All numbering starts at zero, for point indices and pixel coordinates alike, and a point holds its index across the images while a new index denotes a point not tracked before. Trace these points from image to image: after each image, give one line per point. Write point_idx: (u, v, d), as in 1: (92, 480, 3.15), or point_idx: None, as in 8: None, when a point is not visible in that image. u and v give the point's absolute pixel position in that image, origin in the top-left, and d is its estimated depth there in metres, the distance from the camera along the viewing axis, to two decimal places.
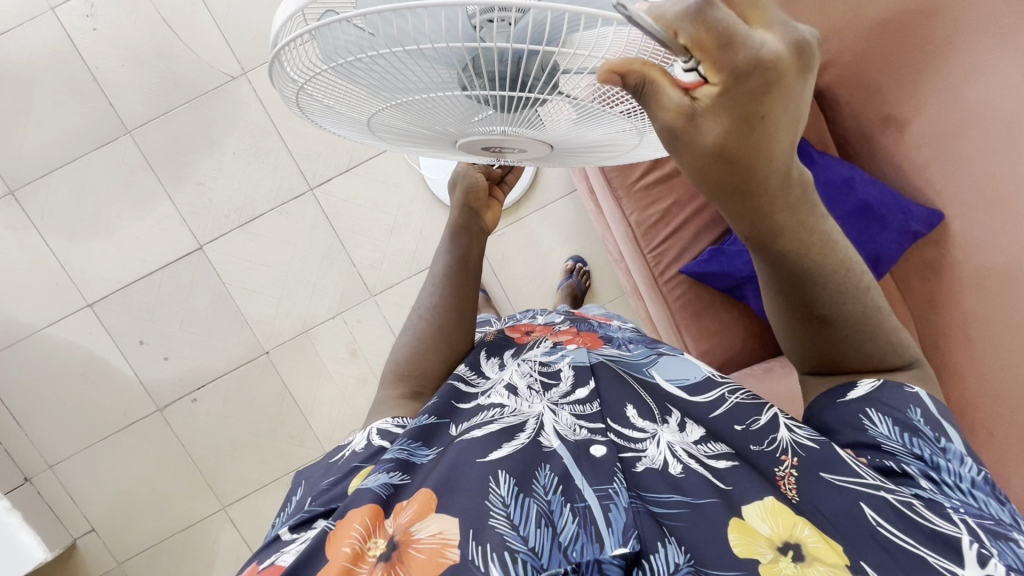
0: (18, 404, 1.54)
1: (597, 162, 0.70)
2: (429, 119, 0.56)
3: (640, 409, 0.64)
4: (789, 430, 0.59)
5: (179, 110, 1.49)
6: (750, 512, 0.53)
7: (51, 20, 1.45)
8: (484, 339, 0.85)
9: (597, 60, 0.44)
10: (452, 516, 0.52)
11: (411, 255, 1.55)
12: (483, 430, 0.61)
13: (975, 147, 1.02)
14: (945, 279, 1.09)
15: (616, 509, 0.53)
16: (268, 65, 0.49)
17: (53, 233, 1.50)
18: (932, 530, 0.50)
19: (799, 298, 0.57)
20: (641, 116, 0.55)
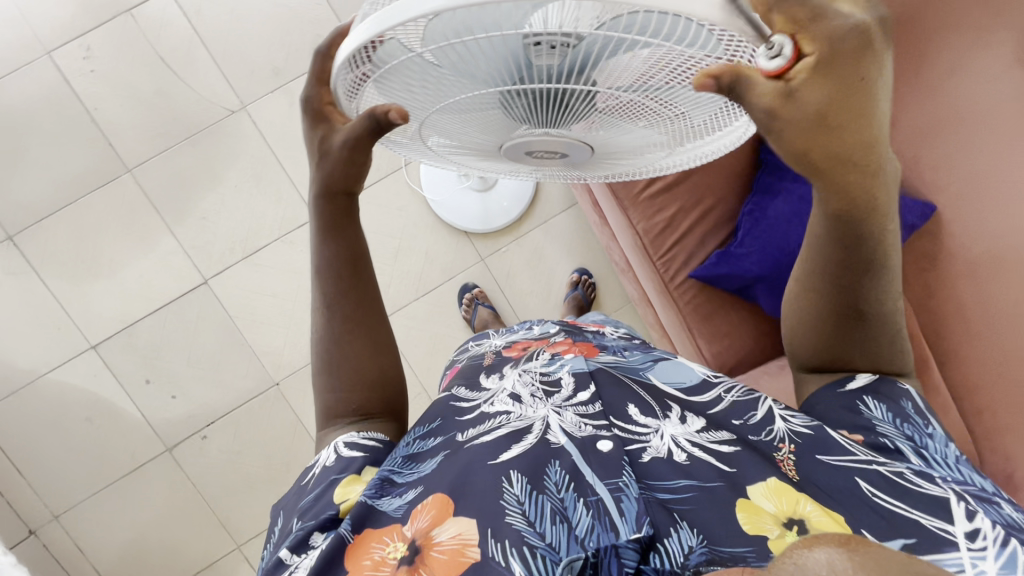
0: (20, 454, 1.49)
1: (635, 171, 0.71)
2: (478, 123, 0.56)
3: (641, 405, 0.56)
4: (784, 420, 0.56)
5: (180, 147, 1.49)
6: (755, 491, 0.48)
7: (47, 64, 1.45)
8: (480, 362, 0.74)
9: (638, 58, 0.45)
10: (470, 518, 0.47)
11: (417, 277, 1.60)
12: (489, 435, 0.54)
13: (959, 141, 1.10)
14: (942, 267, 1.15)
15: (628, 499, 0.47)
16: (332, 84, 0.51)
17: (54, 277, 1.48)
18: (923, 494, 0.47)
19: (845, 287, 0.57)
20: (678, 115, 0.55)
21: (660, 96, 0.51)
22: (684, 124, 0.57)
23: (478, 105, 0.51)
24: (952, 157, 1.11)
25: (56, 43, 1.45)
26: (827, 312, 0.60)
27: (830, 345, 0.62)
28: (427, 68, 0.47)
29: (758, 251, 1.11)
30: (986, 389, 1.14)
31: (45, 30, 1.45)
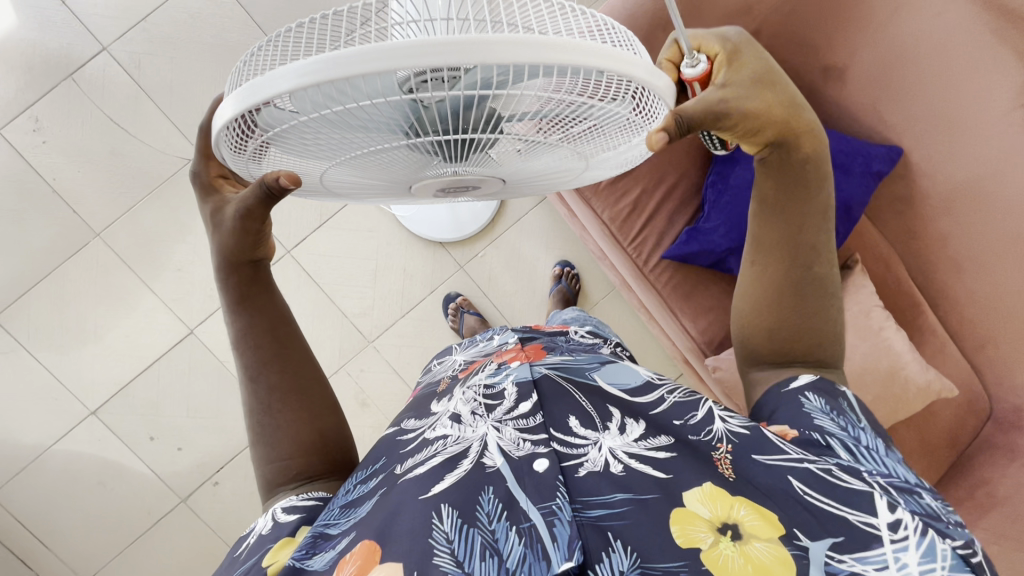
0: (39, 527, 1.51)
1: (555, 185, 0.72)
2: (384, 170, 0.57)
3: (581, 415, 0.57)
4: (724, 421, 0.57)
5: (143, 203, 1.49)
6: (689, 498, 0.50)
7: (0, 142, 1.45)
8: (436, 388, 0.74)
9: (529, 99, 0.46)
10: (397, 562, 0.47)
11: (400, 294, 1.59)
12: (425, 466, 0.54)
13: (915, 80, 1.07)
14: (917, 209, 1.14)
15: (560, 524, 0.48)
16: (216, 147, 0.51)
17: (43, 350, 1.49)
18: (849, 490, 0.50)
19: (800, 242, 0.61)
20: (582, 138, 0.56)
21: (556, 129, 0.53)
22: (593, 145, 0.59)
23: (383, 151, 0.52)
24: (910, 98, 1.08)
25: (5, 120, 1.45)
26: (785, 288, 0.62)
27: (789, 322, 0.63)
28: (312, 134, 0.49)
29: (726, 224, 1.09)
30: (979, 321, 1.15)
31: None
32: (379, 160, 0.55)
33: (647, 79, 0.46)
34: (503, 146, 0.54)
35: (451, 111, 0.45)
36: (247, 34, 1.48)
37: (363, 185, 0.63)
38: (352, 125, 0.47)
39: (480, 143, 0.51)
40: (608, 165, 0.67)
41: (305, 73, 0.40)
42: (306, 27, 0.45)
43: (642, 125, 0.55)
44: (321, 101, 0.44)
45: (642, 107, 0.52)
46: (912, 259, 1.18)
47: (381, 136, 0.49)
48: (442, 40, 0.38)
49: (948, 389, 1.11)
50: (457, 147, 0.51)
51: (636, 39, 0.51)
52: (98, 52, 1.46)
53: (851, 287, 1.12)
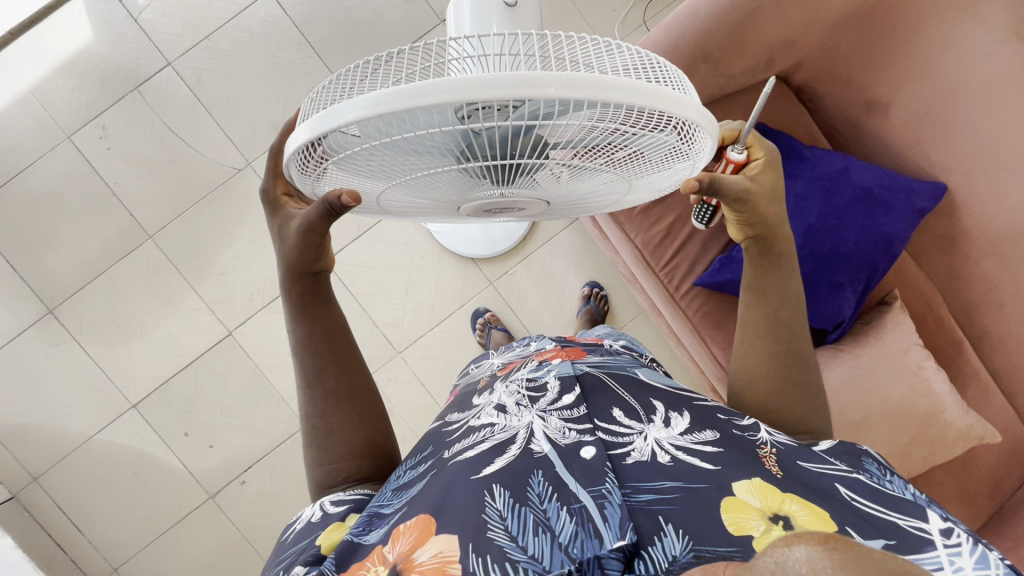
0: (75, 513, 1.57)
1: (595, 208, 0.74)
2: (433, 192, 0.60)
3: (626, 409, 0.58)
4: (769, 433, 0.59)
5: (194, 209, 1.57)
6: (740, 487, 0.50)
7: (69, 147, 1.56)
8: (474, 386, 0.77)
9: (575, 129, 0.48)
10: (452, 534, 0.47)
11: (430, 307, 1.63)
12: (473, 450, 0.56)
13: (961, 117, 1.05)
14: (962, 247, 1.11)
15: (611, 506, 0.48)
16: (286, 172, 0.56)
17: (93, 343, 1.57)
18: (896, 500, 0.51)
19: (777, 327, 0.64)
20: (628, 164, 0.58)
21: (602, 155, 0.55)
22: (636, 170, 0.60)
23: (436, 174, 0.55)
24: (957, 134, 1.06)
25: (74, 126, 1.56)
26: (769, 360, 0.64)
27: (770, 395, 0.63)
28: (370, 158, 0.52)
29: None
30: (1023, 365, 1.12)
31: (63, 116, 1.55)
32: (430, 182, 0.57)
33: (689, 113, 0.47)
34: (550, 171, 0.56)
35: (502, 137, 0.48)
36: (300, 54, 1.56)
37: (414, 205, 0.66)
38: (409, 150, 0.50)
39: (530, 167, 0.53)
40: (650, 189, 0.68)
41: (370, 107, 0.43)
42: (371, 63, 0.48)
43: (687, 153, 0.56)
44: (382, 129, 0.47)
45: (687, 137, 0.53)
46: (954, 298, 1.15)
47: (436, 160, 0.52)
48: (498, 77, 0.41)
49: (989, 434, 1.07)
50: (506, 170, 0.53)
51: (683, 76, 0.52)
52: (163, 67, 1.56)
53: (889, 323, 1.09)
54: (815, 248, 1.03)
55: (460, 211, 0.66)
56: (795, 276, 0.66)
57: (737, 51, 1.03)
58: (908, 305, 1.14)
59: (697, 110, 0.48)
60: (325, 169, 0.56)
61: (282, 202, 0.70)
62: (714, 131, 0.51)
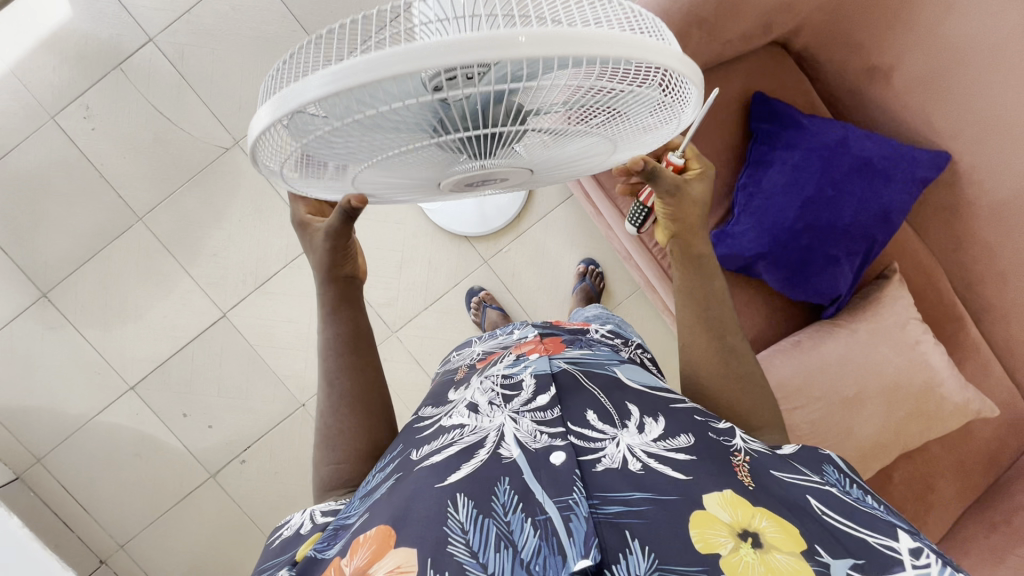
0: (80, 493, 1.60)
1: (579, 174, 0.71)
2: (409, 170, 0.58)
3: (600, 413, 0.59)
4: (743, 440, 0.60)
5: (183, 190, 1.55)
6: (711, 501, 0.49)
7: (53, 127, 1.53)
8: (456, 374, 0.78)
9: (554, 90, 0.46)
10: (411, 547, 0.46)
11: (425, 287, 1.61)
12: (441, 455, 0.55)
13: (967, 82, 1.01)
14: (965, 218, 1.08)
15: (577, 518, 0.46)
16: (253, 160, 0.53)
17: (88, 326, 1.57)
18: (869, 517, 0.50)
19: (712, 325, 0.73)
20: (612, 124, 0.55)
21: (583, 118, 0.53)
22: (620, 130, 0.58)
23: (412, 150, 0.53)
24: (962, 100, 1.02)
25: (57, 106, 1.53)
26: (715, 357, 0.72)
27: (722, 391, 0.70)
28: (340, 137, 0.49)
29: (755, 228, 1.02)
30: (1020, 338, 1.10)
31: (45, 95, 1.52)
32: (406, 161, 0.55)
33: (670, 62, 0.45)
34: (531, 139, 0.54)
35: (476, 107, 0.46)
36: (285, 27, 1.51)
37: (392, 185, 0.64)
38: (381, 125, 0.48)
39: (509, 137, 0.51)
40: (635, 149, 0.65)
41: (331, 82, 0.41)
42: (330, 35, 0.46)
43: (674, 105, 0.54)
44: (348, 106, 0.45)
45: (671, 88, 0.51)
46: (954, 271, 1.13)
47: (408, 136, 0.50)
48: (469, 39, 0.38)
49: (985, 408, 1.06)
50: (485, 142, 0.51)
51: (662, 26, 0.50)
52: (145, 43, 1.52)
53: (887, 298, 1.07)
54: (811, 222, 1.01)
55: (441, 186, 0.64)
56: (720, 277, 0.76)
57: (734, 15, 0.99)
58: (907, 279, 1.12)
59: (677, 58, 0.45)
60: (294, 152, 0.53)
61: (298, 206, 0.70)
62: (700, 80, 0.48)
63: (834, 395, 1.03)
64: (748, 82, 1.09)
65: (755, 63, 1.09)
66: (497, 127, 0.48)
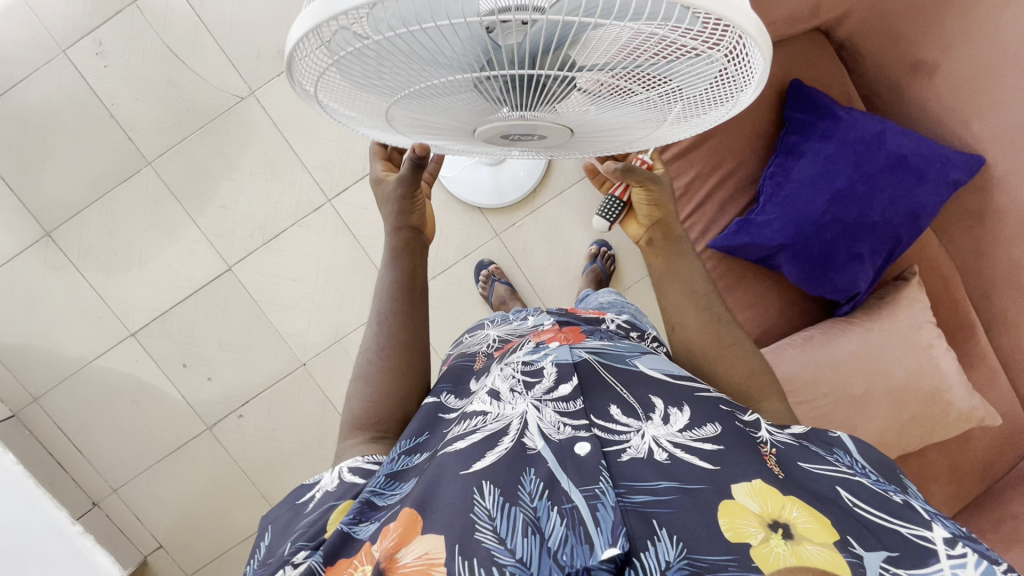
0: (76, 435, 1.60)
1: (619, 147, 0.68)
2: (445, 110, 0.55)
3: (624, 407, 0.59)
4: (769, 432, 0.60)
5: (194, 137, 1.51)
6: (739, 491, 0.49)
7: (64, 62, 1.48)
8: (471, 366, 0.74)
9: (609, 36, 0.42)
10: (439, 533, 0.46)
11: (434, 256, 1.59)
12: (464, 441, 0.55)
13: (1012, 85, 0.98)
14: (991, 226, 1.06)
15: (604, 508, 0.48)
16: (285, 73, 0.49)
17: (91, 269, 1.55)
18: (899, 509, 0.50)
19: (694, 300, 0.75)
20: (664, 90, 0.52)
21: (638, 78, 0.49)
22: (674, 99, 0.54)
23: (452, 89, 0.50)
24: (1006, 103, 0.99)
25: (69, 40, 1.48)
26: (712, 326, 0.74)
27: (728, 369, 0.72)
28: (379, 59, 0.46)
29: (782, 218, 1.01)
30: None
31: (57, 27, 1.47)
32: (447, 98, 0.52)
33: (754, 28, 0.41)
34: (578, 93, 0.51)
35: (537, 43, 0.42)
36: None
37: (425, 126, 0.61)
38: (423, 52, 0.45)
39: (561, 86, 0.48)
40: (683, 127, 0.62)
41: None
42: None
43: (737, 80, 0.50)
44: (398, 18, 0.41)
45: (735, 56, 0.47)
46: (972, 278, 1.12)
47: (455, 70, 0.47)
48: None
49: (989, 417, 1.06)
50: (529, 87, 0.48)
51: None
52: None
53: (904, 299, 1.06)
54: (839, 215, 0.99)
55: (475, 135, 0.61)
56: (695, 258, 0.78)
57: None
58: (925, 283, 1.11)
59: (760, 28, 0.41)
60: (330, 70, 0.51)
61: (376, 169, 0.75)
62: (768, 54, 0.43)
63: (841, 392, 1.03)
64: (787, 68, 1.05)
65: (795, 50, 1.06)
66: (544, 70, 0.45)
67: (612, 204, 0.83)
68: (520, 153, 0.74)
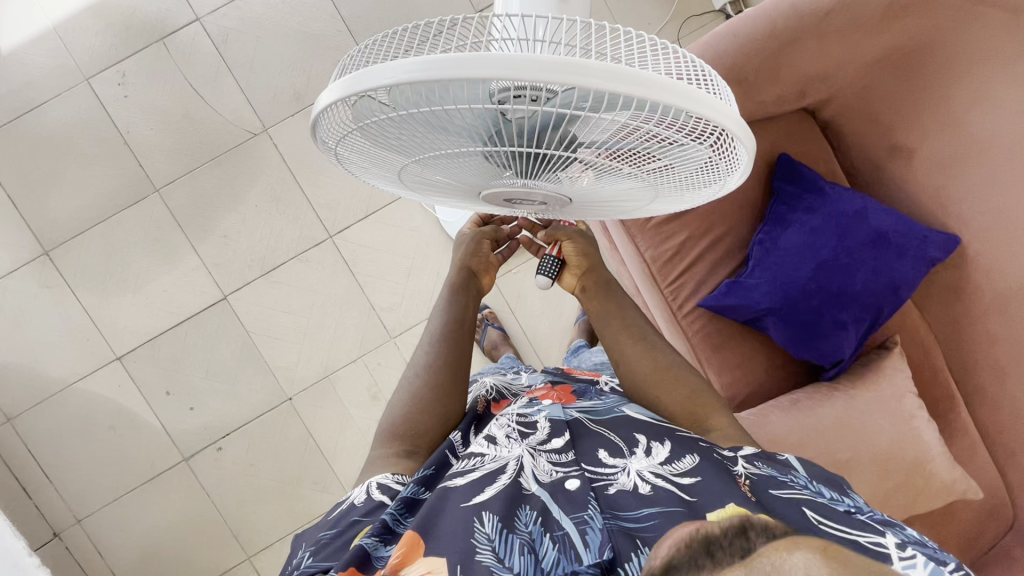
0: (45, 459, 1.55)
1: (615, 213, 0.72)
2: (454, 172, 0.59)
3: (610, 449, 0.68)
4: (744, 467, 0.66)
5: (204, 168, 1.55)
6: (713, 517, 0.55)
7: (86, 89, 1.54)
8: (473, 409, 0.86)
9: (608, 126, 0.47)
10: (440, 556, 0.54)
11: (429, 297, 1.58)
12: (464, 478, 0.64)
13: (981, 175, 1.05)
14: (966, 301, 1.11)
15: (592, 531, 0.56)
16: (309, 132, 0.53)
17: (85, 289, 1.55)
18: (854, 522, 0.57)
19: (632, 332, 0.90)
20: (657, 171, 0.56)
21: (633, 160, 0.54)
22: (666, 179, 0.59)
23: (463, 156, 0.54)
24: (977, 190, 1.06)
25: (93, 70, 1.53)
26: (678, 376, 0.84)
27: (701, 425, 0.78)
28: (397, 129, 0.50)
29: (769, 282, 1.05)
30: (1009, 425, 1.13)
31: (83, 57, 1.53)
32: (456, 162, 0.56)
33: (734, 127, 0.46)
34: (578, 169, 0.55)
35: (546, 124, 0.46)
36: (331, 27, 1.54)
37: (434, 184, 0.65)
38: (439, 126, 0.49)
39: (564, 160, 0.52)
40: (673, 200, 0.66)
41: (413, 70, 0.41)
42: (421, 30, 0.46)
43: (722, 167, 0.55)
44: (420, 97, 0.44)
45: (721, 147, 0.52)
46: (950, 350, 1.16)
47: (467, 139, 0.50)
48: (543, 60, 0.39)
49: (969, 489, 1.08)
50: (533, 162, 0.52)
51: (725, 86, 0.52)
52: (192, 22, 1.54)
53: (886, 368, 1.09)
54: (823, 283, 1.03)
55: (480, 195, 0.65)
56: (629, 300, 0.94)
57: (770, 78, 1.00)
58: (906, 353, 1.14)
59: (738, 123, 0.47)
60: (349, 135, 0.54)
61: (466, 228, 1.01)
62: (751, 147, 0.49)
63: (828, 457, 1.04)
64: (775, 143, 1.12)
65: (781, 128, 1.12)
66: (549, 149, 0.49)
67: (550, 264, 0.94)
68: (521, 214, 0.78)
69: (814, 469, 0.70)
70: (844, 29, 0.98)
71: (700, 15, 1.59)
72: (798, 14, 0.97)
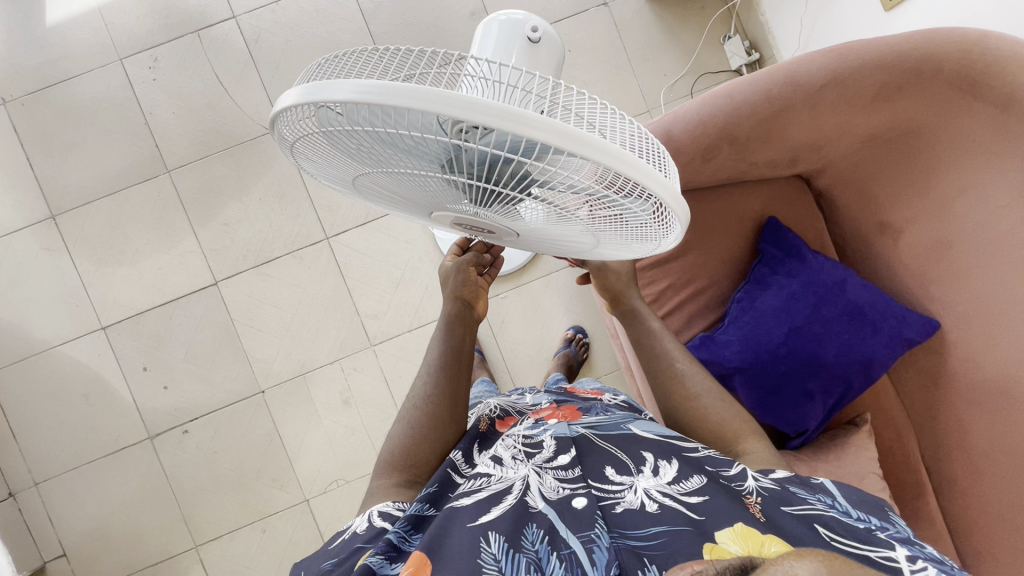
0: (16, 417, 1.57)
1: (565, 252, 0.75)
2: (409, 188, 0.61)
3: (617, 467, 0.68)
4: (755, 480, 0.66)
5: (216, 156, 1.60)
6: (723, 536, 0.57)
7: (118, 68, 1.61)
8: (476, 427, 0.83)
9: (553, 174, 0.49)
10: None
11: (414, 310, 1.58)
12: (471, 498, 0.64)
13: (969, 260, 1.02)
14: (942, 387, 1.09)
15: (599, 550, 0.57)
16: (270, 122, 0.54)
17: (84, 257, 1.59)
18: (867, 537, 0.59)
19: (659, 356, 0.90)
20: (599, 223, 0.59)
21: (577, 207, 0.56)
22: (608, 232, 0.61)
23: (415, 175, 0.56)
24: (962, 276, 1.03)
25: (128, 51, 1.61)
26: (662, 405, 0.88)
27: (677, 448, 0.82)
28: (352, 140, 0.52)
29: (741, 341, 1.04)
30: (979, 522, 1.07)
31: (121, 39, 1.61)
32: (406, 180, 0.58)
33: (663, 195, 0.49)
34: (525, 205, 0.57)
35: (482, 160, 0.48)
36: (358, 39, 1.60)
37: (391, 194, 0.67)
38: (393, 147, 0.51)
39: (504, 197, 0.54)
40: (618, 251, 0.69)
41: (360, 92, 0.43)
42: (386, 52, 0.47)
43: (660, 227, 0.58)
44: (366, 116, 0.46)
45: (659, 211, 0.54)
46: (924, 436, 1.13)
47: (412, 161, 0.52)
48: (489, 105, 0.41)
49: None
50: (482, 193, 0.54)
51: (671, 158, 0.55)
52: (227, 19, 1.61)
53: (852, 445, 1.06)
54: (794, 349, 1.03)
55: (435, 213, 0.67)
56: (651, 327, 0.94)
57: (765, 140, 1.02)
58: (876, 431, 1.13)
59: (669, 192, 0.49)
60: (308, 136, 0.56)
61: (445, 262, 0.96)
62: (683, 211, 0.52)
63: None
64: (763, 203, 1.13)
65: (774, 189, 1.13)
66: (496, 184, 0.51)
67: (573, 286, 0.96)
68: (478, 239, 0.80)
69: (844, 487, 0.69)
70: (836, 104, 0.98)
71: (716, 73, 1.63)
72: (792, 84, 0.98)
